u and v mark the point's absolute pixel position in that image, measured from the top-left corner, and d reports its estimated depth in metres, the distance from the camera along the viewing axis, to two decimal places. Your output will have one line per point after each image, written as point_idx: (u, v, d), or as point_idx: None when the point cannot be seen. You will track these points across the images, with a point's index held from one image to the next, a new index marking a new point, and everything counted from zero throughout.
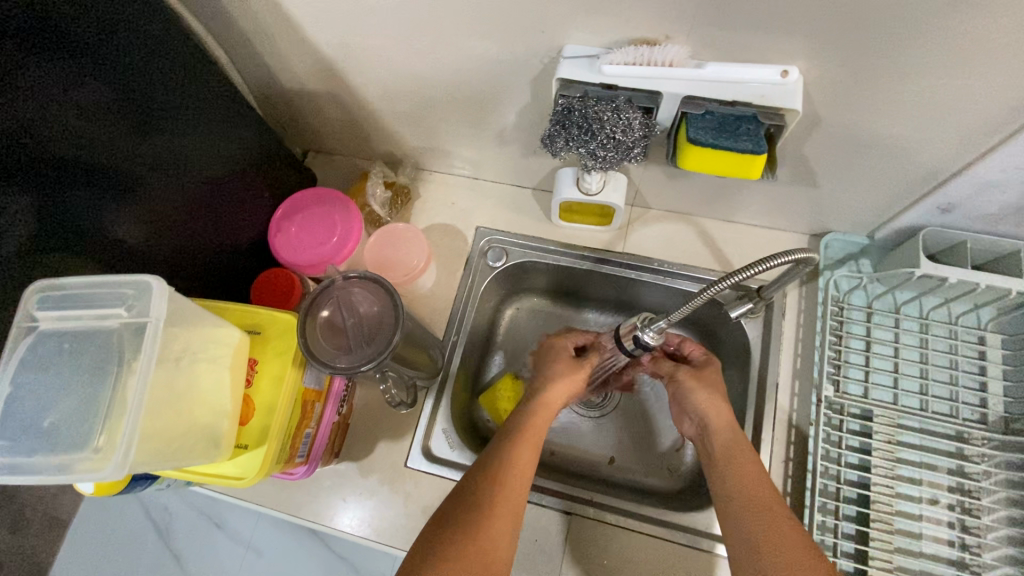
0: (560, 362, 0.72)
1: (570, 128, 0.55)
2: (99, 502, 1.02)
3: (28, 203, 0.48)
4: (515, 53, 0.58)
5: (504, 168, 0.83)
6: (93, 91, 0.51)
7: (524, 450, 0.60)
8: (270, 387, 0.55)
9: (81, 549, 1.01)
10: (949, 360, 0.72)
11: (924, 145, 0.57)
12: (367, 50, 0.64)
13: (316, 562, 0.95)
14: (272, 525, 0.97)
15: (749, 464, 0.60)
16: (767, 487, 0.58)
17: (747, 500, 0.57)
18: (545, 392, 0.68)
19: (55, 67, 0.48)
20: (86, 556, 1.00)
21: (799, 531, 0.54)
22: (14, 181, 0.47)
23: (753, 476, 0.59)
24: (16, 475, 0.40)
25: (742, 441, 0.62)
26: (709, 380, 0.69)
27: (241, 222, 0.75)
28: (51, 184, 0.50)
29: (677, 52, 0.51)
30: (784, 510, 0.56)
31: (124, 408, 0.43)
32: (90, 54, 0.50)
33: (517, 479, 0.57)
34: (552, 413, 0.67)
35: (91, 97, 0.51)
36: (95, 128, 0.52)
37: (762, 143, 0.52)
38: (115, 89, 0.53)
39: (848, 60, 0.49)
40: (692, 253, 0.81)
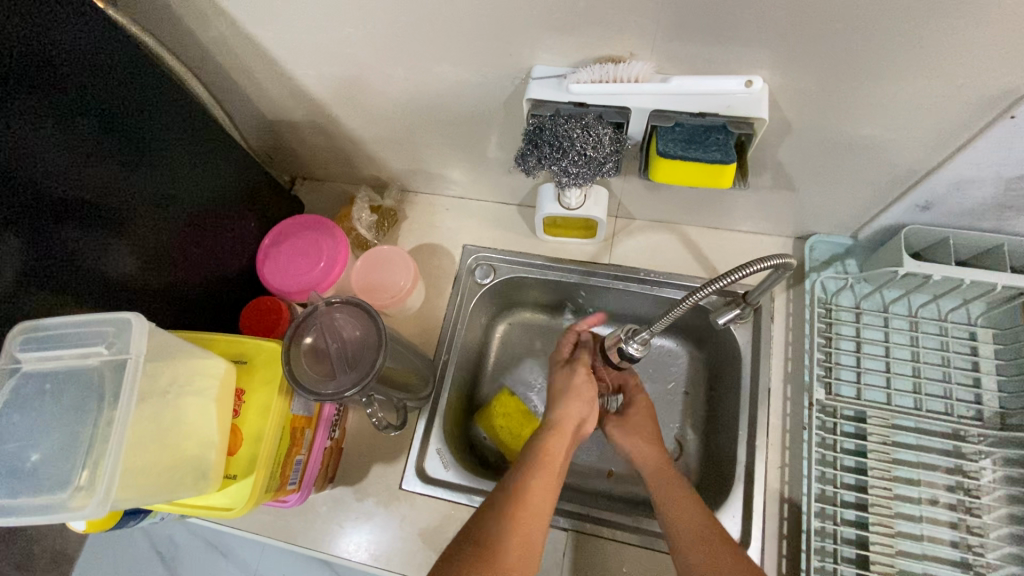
0: (567, 377, 0.69)
1: (542, 146, 0.56)
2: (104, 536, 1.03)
3: (20, 250, 0.50)
4: (488, 76, 0.59)
5: (488, 186, 0.84)
6: (81, 132, 0.53)
7: (548, 472, 0.59)
8: (257, 416, 0.56)
9: None
10: (942, 357, 0.71)
11: (894, 145, 0.57)
12: (344, 80, 0.65)
13: None
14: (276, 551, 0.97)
15: (685, 499, 0.60)
16: (705, 518, 0.58)
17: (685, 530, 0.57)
18: (562, 412, 0.66)
19: (42, 111, 0.49)
20: None
21: (735, 557, 0.54)
22: (9, 221, 0.48)
23: (686, 510, 0.59)
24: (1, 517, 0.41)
25: (676, 478, 0.63)
26: (636, 425, 0.70)
27: (229, 251, 0.76)
28: (43, 222, 0.51)
29: (642, 68, 0.51)
30: (724, 536, 0.56)
31: (106, 444, 0.43)
32: (72, 97, 0.52)
33: (539, 514, 0.56)
34: (571, 430, 0.65)
35: (75, 140, 0.53)
36: (86, 167, 0.54)
37: (731, 152, 0.53)
38: (100, 130, 0.55)
39: (810, 69, 0.50)
40: (678, 262, 0.82)
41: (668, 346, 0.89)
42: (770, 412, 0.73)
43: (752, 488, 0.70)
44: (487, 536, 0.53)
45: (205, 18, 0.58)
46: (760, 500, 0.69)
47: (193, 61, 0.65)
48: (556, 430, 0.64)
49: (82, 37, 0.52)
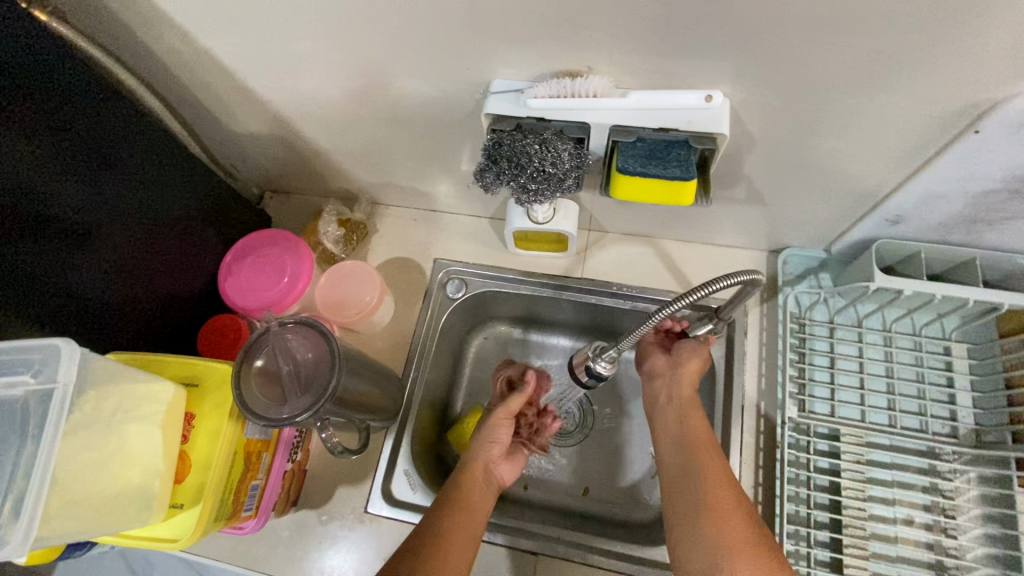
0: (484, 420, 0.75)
1: (500, 162, 0.54)
2: None
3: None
4: (448, 89, 0.58)
5: (458, 199, 0.82)
6: (37, 147, 0.52)
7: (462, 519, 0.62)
8: (206, 442, 0.53)
9: None
10: (916, 373, 0.70)
11: (860, 160, 0.57)
12: (305, 93, 0.64)
13: None
14: None
15: (731, 497, 0.59)
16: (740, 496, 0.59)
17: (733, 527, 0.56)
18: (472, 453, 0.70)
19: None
20: None
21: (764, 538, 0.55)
22: None
23: (732, 507, 0.58)
24: None
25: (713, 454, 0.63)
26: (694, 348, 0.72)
27: (190, 266, 0.74)
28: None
29: (600, 82, 0.50)
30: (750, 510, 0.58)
31: (30, 480, 0.41)
32: (20, 109, 0.50)
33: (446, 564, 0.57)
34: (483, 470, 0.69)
35: (24, 152, 0.51)
36: (44, 183, 0.53)
37: (691, 169, 0.52)
38: (53, 142, 0.53)
39: (770, 83, 0.49)
40: (651, 276, 0.80)
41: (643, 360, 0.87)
42: (744, 429, 0.71)
43: None
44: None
45: (157, 31, 0.56)
46: None
47: (150, 74, 0.64)
48: (467, 471, 0.68)
49: (38, 50, 0.50)
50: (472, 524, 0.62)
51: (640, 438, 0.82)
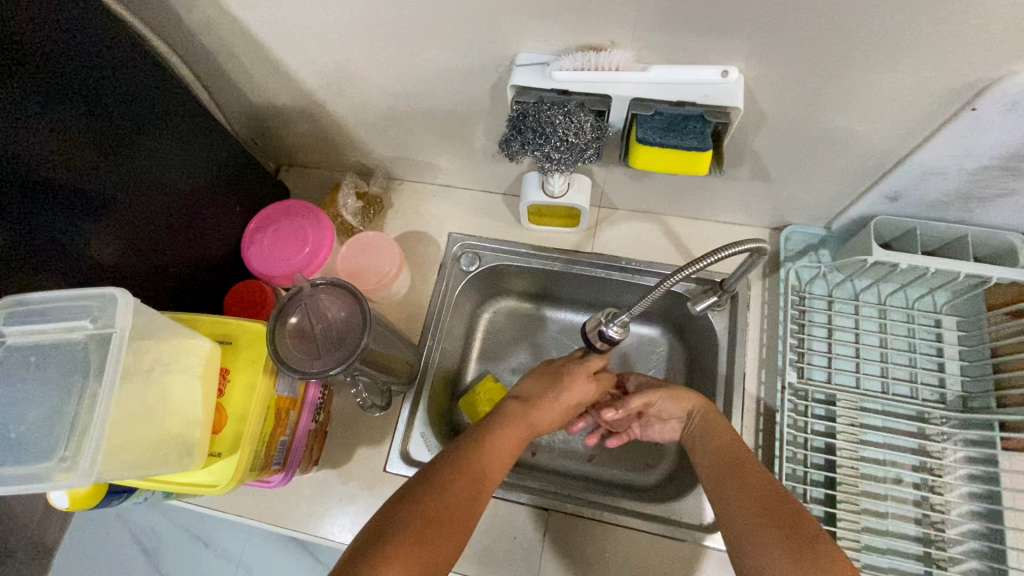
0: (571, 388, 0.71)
1: (525, 133, 0.57)
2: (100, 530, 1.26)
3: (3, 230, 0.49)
4: (473, 63, 0.60)
5: (473, 174, 0.85)
6: (66, 115, 0.53)
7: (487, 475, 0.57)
8: (242, 395, 0.56)
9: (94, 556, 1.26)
10: (908, 343, 0.74)
11: (863, 136, 0.60)
12: (331, 65, 0.66)
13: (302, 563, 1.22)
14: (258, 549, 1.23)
15: (756, 481, 0.57)
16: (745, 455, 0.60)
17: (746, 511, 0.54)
18: (540, 416, 0.67)
19: (27, 91, 0.49)
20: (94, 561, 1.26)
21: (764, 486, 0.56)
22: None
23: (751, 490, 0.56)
24: None
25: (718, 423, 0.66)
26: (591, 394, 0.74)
27: (212, 235, 0.76)
28: (28, 205, 0.51)
29: (623, 57, 0.53)
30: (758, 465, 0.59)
31: (90, 418, 0.43)
32: (49, 78, 0.51)
33: (447, 539, 0.50)
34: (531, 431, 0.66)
35: (53, 121, 0.52)
36: (72, 150, 0.54)
37: (707, 140, 0.55)
38: (80, 111, 0.54)
39: (783, 61, 0.52)
40: (658, 251, 0.83)
41: (647, 333, 0.91)
42: (745, 396, 0.75)
43: None
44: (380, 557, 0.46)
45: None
46: None
47: (179, 44, 0.65)
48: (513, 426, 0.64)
49: (68, 18, 0.52)
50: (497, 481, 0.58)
51: None
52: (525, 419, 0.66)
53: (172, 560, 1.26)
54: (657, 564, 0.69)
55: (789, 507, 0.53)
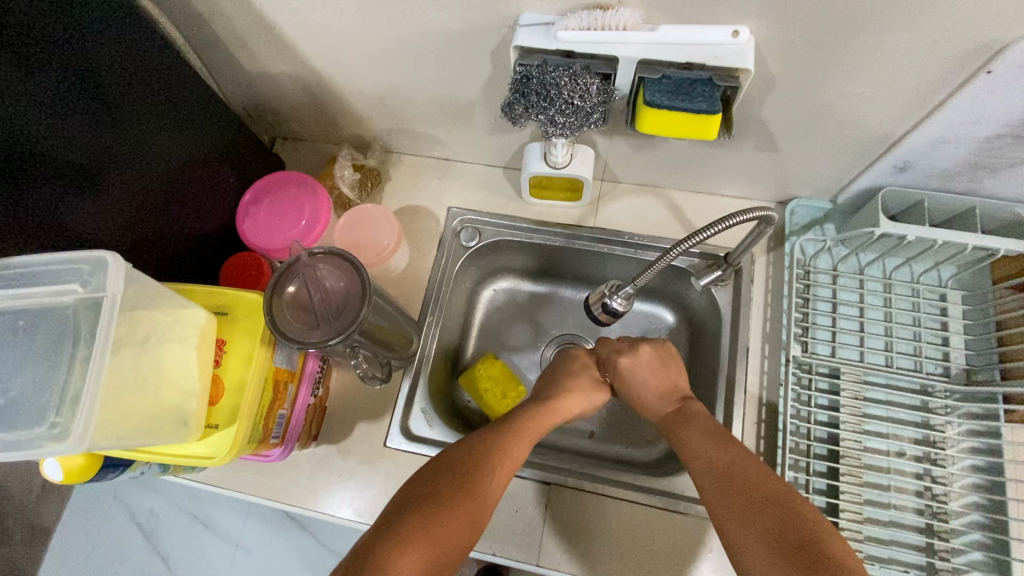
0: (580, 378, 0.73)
1: (530, 95, 0.55)
2: (102, 512, 1.33)
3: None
4: (474, 25, 0.58)
5: (473, 147, 0.83)
6: (50, 82, 0.51)
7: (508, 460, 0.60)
8: (239, 366, 0.55)
9: (90, 537, 1.33)
10: (913, 318, 0.73)
11: (875, 103, 0.58)
12: (324, 28, 0.63)
13: (298, 542, 1.30)
14: (256, 533, 1.31)
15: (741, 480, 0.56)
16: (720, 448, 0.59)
17: (741, 520, 0.53)
18: (557, 404, 0.69)
19: (9, 55, 0.47)
20: (91, 543, 1.33)
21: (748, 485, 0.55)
22: None
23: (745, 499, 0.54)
24: None
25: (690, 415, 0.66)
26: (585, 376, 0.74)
27: (206, 208, 0.74)
28: (11, 176, 0.49)
29: (630, 15, 0.51)
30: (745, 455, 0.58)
31: (83, 384, 0.42)
32: (31, 43, 0.48)
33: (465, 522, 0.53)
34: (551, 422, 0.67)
35: (33, 91, 0.49)
36: (59, 120, 0.52)
37: (717, 103, 0.53)
38: (63, 81, 0.52)
39: (796, 21, 0.50)
40: (662, 225, 0.82)
41: (648, 310, 0.91)
42: (748, 369, 0.75)
43: None
44: (396, 545, 0.48)
45: None
46: None
47: (166, 4, 0.63)
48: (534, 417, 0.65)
49: None
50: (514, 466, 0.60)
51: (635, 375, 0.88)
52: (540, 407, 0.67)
53: (169, 540, 1.32)
54: (660, 537, 0.68)
55: (781, 513, 0.51)
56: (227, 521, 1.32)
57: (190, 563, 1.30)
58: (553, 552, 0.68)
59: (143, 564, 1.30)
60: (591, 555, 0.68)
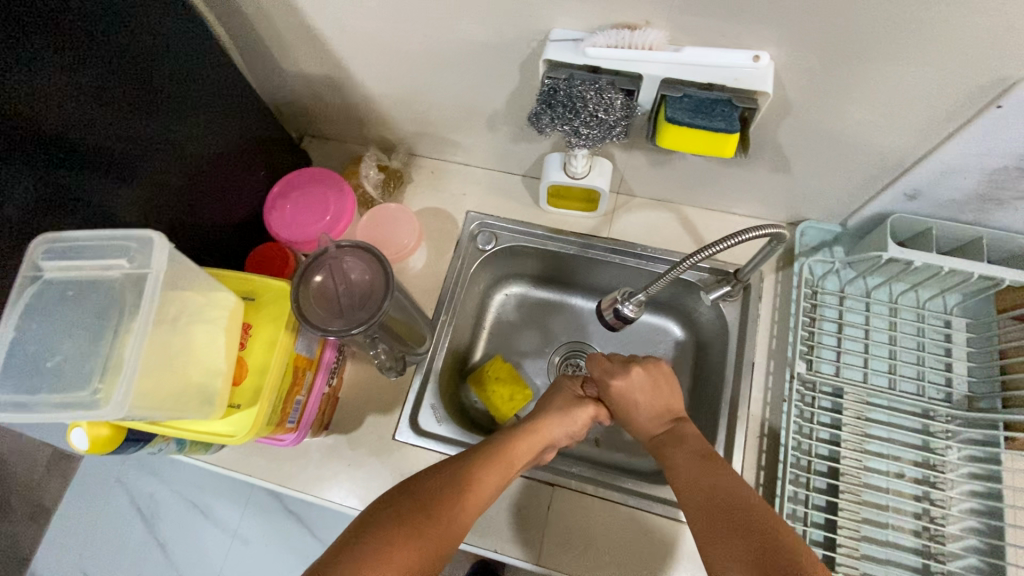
0: (564, 402, 0.74)
1: (556, 107, 0.58)
2: (100, 497, 1.36)
3: (28, 181, 0.50)
4: (505, 38, 0.61)
5: (494, 154, 0.86)
6: (97, 80, 0.53)
7: (493, 474, 0.61)
8: (262, 351, 0.57)
9: (91, 520, 1.36)
10: (917, 343, 0.75)
11: (885, 131, 0.61)
12: (361, 33, 0.66)
13: (296, 537, 1.32)
14: (255, 525, 1.33)
15: (723, 496, 0.55)
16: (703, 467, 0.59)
17: (722, 538, 0.52)
18: (545, 424, 0.70)
19: (60, 54, 0.49)
20: (91, 526, 1.36)
21: (733, 505, 0.54)
22: (27, 157, 0.49)
23: (725, 524, 0.52)
24: (23, 412, 0.42)
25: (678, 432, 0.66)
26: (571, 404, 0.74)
27: (234, 198, 0.77)
28: (54, 165, 0.52)
29: (657, 37, 0.53)
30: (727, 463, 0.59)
31: (125, 355, 0.44)
32: (83, 41, 0.51)
33: (430, 544, 0.52)
34: (540, 442, 0.68)
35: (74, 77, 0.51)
36: (101, 115, 0.55)
37: (735, 123, 0.55)
38: (103, 68, 0.53)
39: (813, 49, 0.52)
40: (674, 239, 0.84)
41: (656, 322, 0.93)
42: (753, 384, 0.76)
43: (731, 456, 0.73)
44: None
45: None
46: (740, 464, 0.72)
47: (211, 0, 0.65)
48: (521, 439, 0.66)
49: None
50: (498, 483, 0.61)
51: None
52: (530, 426, 0.68)
53: (166, 529, 1.34)
54: (658, 544, 0.69)
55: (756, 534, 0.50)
56: (226, 511, 1.34)
57: (186, 551, 1.32)
58: (552, 551, 0.69)
59: (140, 550, 1.33)
60: (589, 556, 0.69)
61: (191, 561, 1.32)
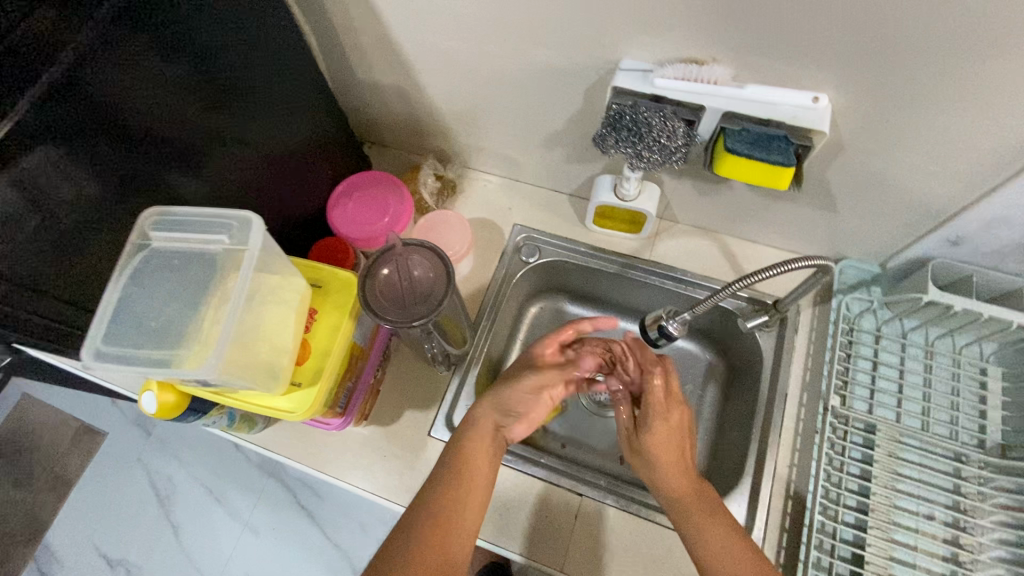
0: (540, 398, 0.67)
1: (621, 130, 0.62)
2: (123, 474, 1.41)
3: (114, 163, 0.52)
4: (576, 64, 0.65)
5: (545, 172, 0.89)
6: (178, 72, 0.55)
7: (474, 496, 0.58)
8: (326, 334, 0.60)
9: (111, 495, 1.40)
10: (951, 388, 0.75)
11: (934, 177, 0.63)
12: (439, 49, 0.71)
13: (306, 532, 1.34)
14: (267, 516, 1.35)
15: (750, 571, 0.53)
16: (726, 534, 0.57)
17: None
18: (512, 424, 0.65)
19: (146, 45, 0.51)
20: (110, 501, 1.40)
21: None
22: (107, 141, 0.50)
23: None
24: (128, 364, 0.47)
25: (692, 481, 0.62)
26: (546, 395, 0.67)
27: (302, 192, 0.81)
28: (134, 150, 0.53)
29: (722, 72, 0.58)
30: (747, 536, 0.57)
31: (220, 323, 0.49)
32: (168, 34, 0.52)
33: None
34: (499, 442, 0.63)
35: (165, 69, 0.53)
36: (178, 106, 0.56)
37: (791, 157, 0.58)
38: (186, 61, 0.55)
39: (871, 94, 0.55)
40: (713, 266, 0.87)
41: (688, 347, 0.94)
42: (785, 414, 0.77)
43: (760, 482, 0.74)
44: None
45: None
46: (768, 491, 0.73)
47: (306, 10, 0.71)
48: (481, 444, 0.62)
49: None
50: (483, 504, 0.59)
51: None
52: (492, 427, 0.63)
53: (181, 512, 1.37)
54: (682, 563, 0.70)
55: None
56: (241, 500, 1.36)
57: (198, 535, 1.35)
58: (576, 560, 0.71)
59: (154, 530, 1.36)
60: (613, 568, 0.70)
61: (201, 546, 1.34)
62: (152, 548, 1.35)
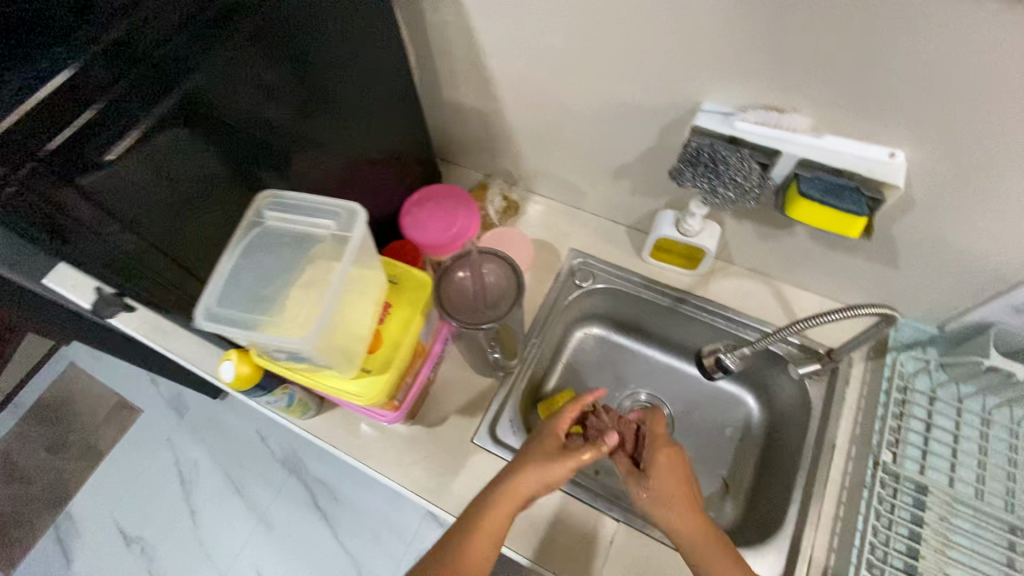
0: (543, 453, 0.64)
1: (699, 166, 0.66)
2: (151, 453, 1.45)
3: (217, 158, 0.54)
4: (657, 102, 0.69)
5: (607, 202, 0.93)
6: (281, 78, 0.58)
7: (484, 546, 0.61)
8: (398, 327, 0.63)
9: (137, 472, 1.44)
10: (1009, 459, 0.72)
11: (1003, 243, 0.64)
12: (527, 78, 0.77)
13: (319, 533, 1.34)
14: (283, 513, 1.36)
15: None
16: None
17: None
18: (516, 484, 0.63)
19: (257, 51, 0.54)
20: (135, 478, 1.43)
21: None
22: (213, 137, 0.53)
23: None
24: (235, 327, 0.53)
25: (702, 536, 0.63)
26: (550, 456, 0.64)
27: (381, 198, 0.86)
28: (237, 148, 0.56)
29: (802, 123, 0.61)
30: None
31: (319, 300, 0.54)
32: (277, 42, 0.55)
33: None
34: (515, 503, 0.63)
35: (277, 67, 0.57)
36: (278, 110, 0.59)
37: (864, 207, 0.60)
38: (291, 69, 0.58)
39: (949, 155, 0.57)
40: (766, 310, 0.88)
41: (731, 388, 0.94)
42: (831, 465, 0.76)
43: (803, 531, 0.73)
44: None
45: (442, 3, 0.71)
46: (810, 541, 0.72)
47: (412, 33, 0.78)
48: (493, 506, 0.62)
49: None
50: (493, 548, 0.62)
51: (706, 434, 0.92)
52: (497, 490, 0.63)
53: (201, 497, 1.39)
54: None
55: None
56: (260, 493, 1.38)
57: (214, 523, 1.37)
58: None
59: (173, 512, 1.39)
60: None
61: (215, 534, 1.36)
62: (169, 530, 1.37)
